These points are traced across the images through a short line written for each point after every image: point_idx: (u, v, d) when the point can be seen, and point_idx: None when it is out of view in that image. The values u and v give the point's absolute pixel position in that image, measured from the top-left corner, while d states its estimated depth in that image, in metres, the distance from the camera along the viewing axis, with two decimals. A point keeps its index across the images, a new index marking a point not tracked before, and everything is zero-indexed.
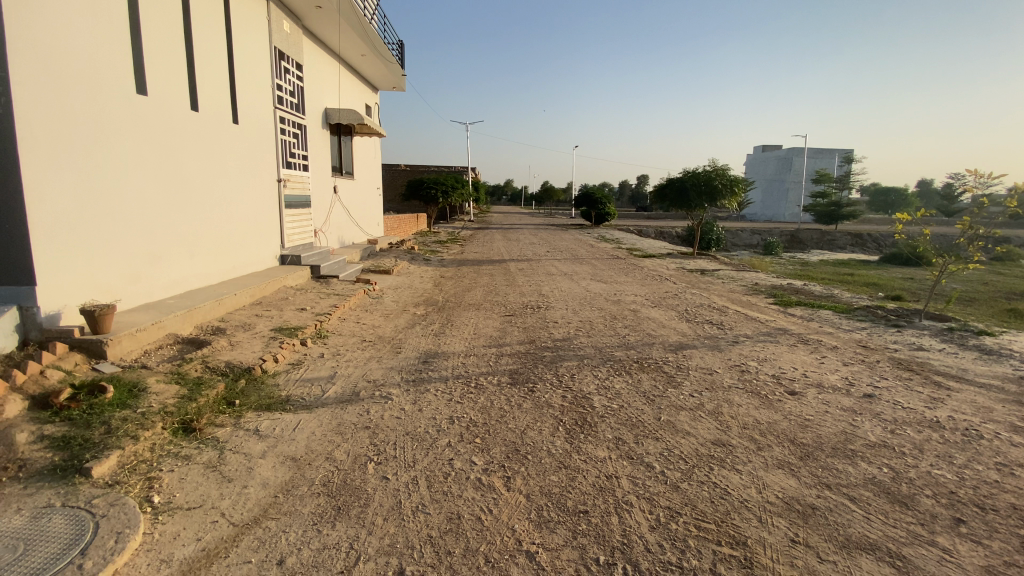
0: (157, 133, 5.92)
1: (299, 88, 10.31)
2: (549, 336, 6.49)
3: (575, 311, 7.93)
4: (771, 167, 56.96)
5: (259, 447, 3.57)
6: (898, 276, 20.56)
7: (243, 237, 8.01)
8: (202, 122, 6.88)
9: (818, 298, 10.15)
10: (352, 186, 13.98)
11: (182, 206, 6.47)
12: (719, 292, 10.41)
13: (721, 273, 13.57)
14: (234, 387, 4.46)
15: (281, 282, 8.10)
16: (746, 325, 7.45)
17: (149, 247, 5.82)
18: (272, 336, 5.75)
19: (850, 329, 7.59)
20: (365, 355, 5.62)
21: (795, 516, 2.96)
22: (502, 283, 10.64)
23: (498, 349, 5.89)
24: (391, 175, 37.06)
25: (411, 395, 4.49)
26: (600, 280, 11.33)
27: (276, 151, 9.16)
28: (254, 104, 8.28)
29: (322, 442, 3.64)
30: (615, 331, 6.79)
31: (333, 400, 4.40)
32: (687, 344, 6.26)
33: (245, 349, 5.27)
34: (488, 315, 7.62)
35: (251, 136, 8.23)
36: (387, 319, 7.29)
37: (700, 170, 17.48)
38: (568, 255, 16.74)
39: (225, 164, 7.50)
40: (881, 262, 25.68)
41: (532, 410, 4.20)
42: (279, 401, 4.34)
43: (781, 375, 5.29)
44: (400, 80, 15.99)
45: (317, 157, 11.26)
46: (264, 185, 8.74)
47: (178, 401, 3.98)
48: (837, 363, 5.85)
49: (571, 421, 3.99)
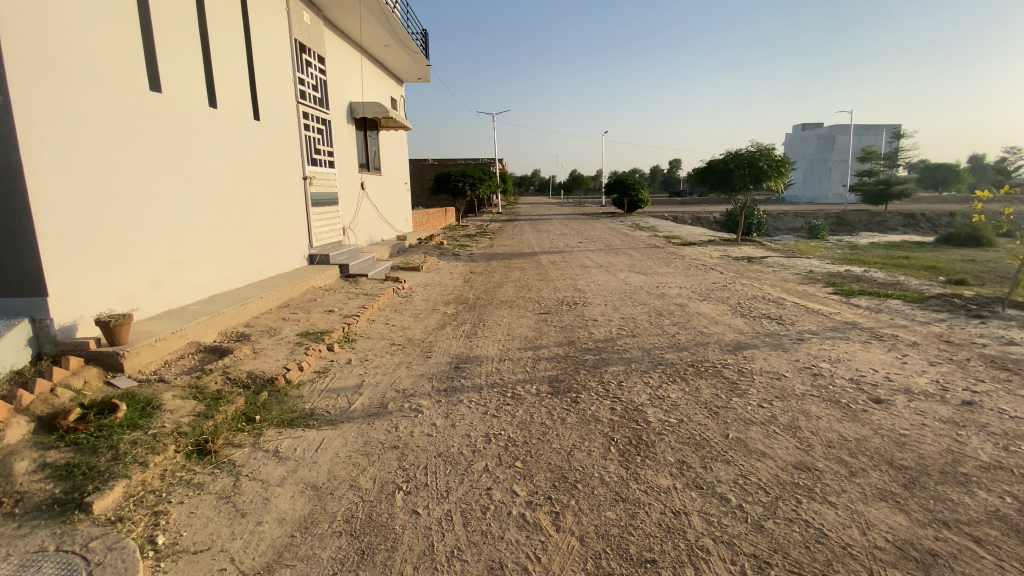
0: (172, 131, 5.66)
1: (322, 82, 10.03)
2: (589, 336, 5.96)
3: (616, 307, 7.37)
4: (812, 146, 54.11)
5: (278, 472, 3.22)
6: (958, 257, 18.95)
7: (270, 238, 7.80)
8: (221, 119, 6.63)
9: (882, 286, 9.23)
10: (380, 181, 13.72)
11: (203, 208, 6.25)
12: (771, 282, 9.61)
13: (769, 260, 12.67)
14: (255, 401, 4.14)
15: (309, 283, 7.82)
16: (809, 320, 6.73)
17: (170, 251, 5.63)
18: (297, 341, 5.45)
19: (928, 322, 6.75)
20: (394, 361, 5.25)
21: (914, 567, 2.38)
22: (534, 278, 10.13)
23: (535, 352, 5.41)
24: (420, 170, 36.96)
25: (442, 408, 4.06)
26: (639, 272, 10.68)
27: (300, 147, 8.89)
28: (274, 100, 8.01)
29: (345, 466, 3.26)
30: (662, 330, 6.22)
31: (360, 414, 4.03)
32: (746, 344, 5.63)
33: (268, 357, 4.96)
34: (522, 314, 7.14)
35: (273, 133, 7.97)
36: (416, 320, 6.92)
37: (742, 151, 16.46)
38: (602, 245, 16.04)
39: (247, 163, 7.25)
40: (939, 243, 23.86)
41: (578, 426, 3.72)
42: (302, 416, 4.00)
43: (861, 379, 4.62)
44: (425, 70, 15.61)
45: (343, 152, 10.99)
46: (289, 183, 8.50)
47: (194, 420, 3.69)
48: (923, 362, 5.10)
49: (625, 441, 3.49)
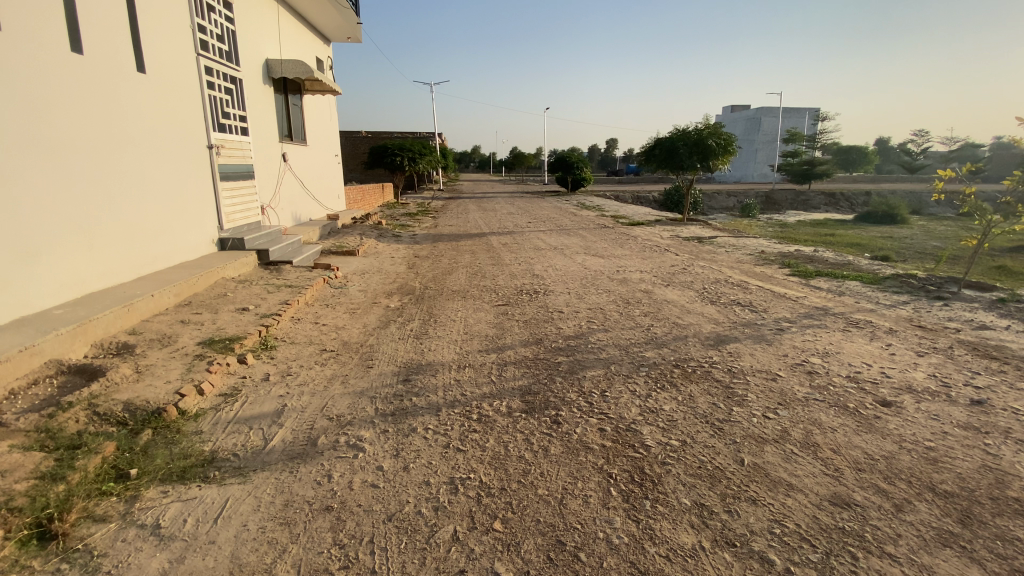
0: (11, 85, 4.19)
1: (230, 32, 8.42)
2: (558, 333, 5.24)
3: (580, 296, 6.71)
4: (742, 127, 56.24)
5: (156, 565, 2.24)
6: (876, 234, 20.16)
7: (166, 223, 6.39)
8: (90, 71, 5.12)
9: (836, 267, 9.19)
10: (305, 153, 12.13)
11: (67, 187, 4.80)
12: (728, 264, 9.32)
13: (720, 240, 12.54)
14: (132, 446, 3.06)
15: (218, 274, 6.52)
16: (781, 306, 6.37)
17: (20, 239, 4.26)
18: (197, 353, 4.30)
19: (893, 305, 6.61)
20: (326, 374, 4.26)
21: None
22: (486, 262, 9.25)
23: (498, 356, 4.60)
24: (352, 143, 34.42)
25: (390, 441, 3.18)
26: (595, 254, 10.11)
27: (203, 109, 7.36)
28: (164, 48, 6.43)
29: (260, 546, 2.35)
30: (635, 322, 5.61)
31: (280, 457, 3.06)
32: (727, 337, 5.13)
33: (156, 378, 3.81)
34: (477, 306, 6.28)
35: (166, 92, 6.46)
36: (353, 317, 5.88)
37: (690, 129, 16.32)
38: (553, 225, 15.38)
39: (131, 126, 5.77)
40: (860, 221, 25.35)
41: (565, 458, 2.98)
42: (200, 464, 2.99)
43: (858, 376, 4.22)
44: (354, 28, 13.95)
45: (259, 117, 9.42)
46: (191, 154, 7.04)
47: (33, 484, 2.58)
48: (910, 353, 4.80)
49: (626, 479, 2.80)
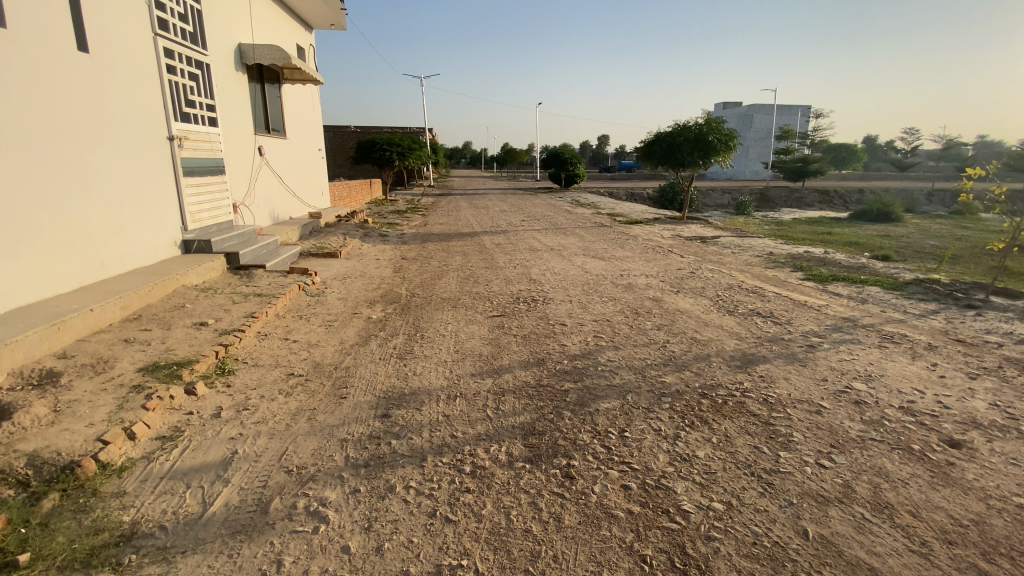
0: None
1: (195, 11, 7.63)
2: (562, 352, 4.59)
3: (583, 305, 6.08)
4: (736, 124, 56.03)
5: None
6: (873, 233, 19.69)
7: (116, 224, 5.66)
8: (18, 45, 4.36)
9: (849, 270, 8.63)
10: (283, 146, 11.32)
11: None
12: (737, 268, 8.72)
13: (724, 240, 11.95)
14: (26, 520, 2.37)
15: (177, 281, 5.79)
16: (804, 317, 5.78)
17: None
18: (136, 384, 3.60)
19: (923, 315, 6.04)
20: (290, 407, 3.58)
21: None
22: (478, 265, 8.58)
23: (495, 383, 3.93)
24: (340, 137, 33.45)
25: (362, 508, 2.52)
26: (596, 256, 9.49)
27: (162, 97, 6.58)
28: (112, 25, 5.65)
29: None
30: (648, 337, 4.99)
31: (219, 532, 2.39)
32: (755, 357, 4.51)
33: (78, 419, 3.12)
34: (470, 319, 5.61)
35: (115, 76, 5.70)
36: (329, 332, 5.18)
37: (691, 124, 15.75)
38: (549, 224, 14.70)
39: (71, 113, 5.02)
40: (856, 219, 24.97)
41: (584, 534, 2.34)
42: (112, 543, 2.31)
43: (914, 408, 3.61)
44: (338, 14, 13.15)
45: (229, 106, 8.62)
46: (147, 147, 6.27)
47: None
48: (960, 376, 4.21)
49: (665, 566, 2.17)
